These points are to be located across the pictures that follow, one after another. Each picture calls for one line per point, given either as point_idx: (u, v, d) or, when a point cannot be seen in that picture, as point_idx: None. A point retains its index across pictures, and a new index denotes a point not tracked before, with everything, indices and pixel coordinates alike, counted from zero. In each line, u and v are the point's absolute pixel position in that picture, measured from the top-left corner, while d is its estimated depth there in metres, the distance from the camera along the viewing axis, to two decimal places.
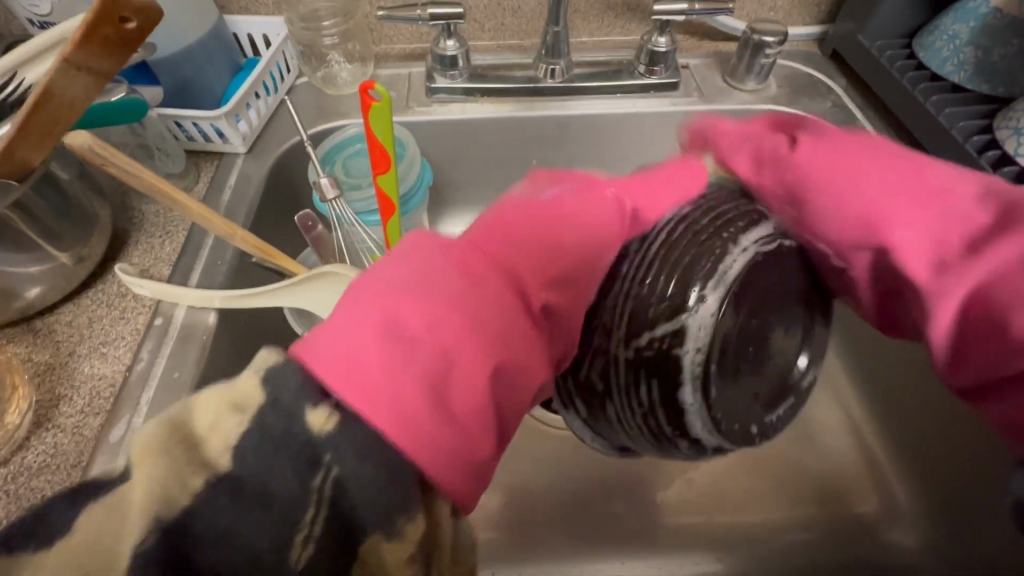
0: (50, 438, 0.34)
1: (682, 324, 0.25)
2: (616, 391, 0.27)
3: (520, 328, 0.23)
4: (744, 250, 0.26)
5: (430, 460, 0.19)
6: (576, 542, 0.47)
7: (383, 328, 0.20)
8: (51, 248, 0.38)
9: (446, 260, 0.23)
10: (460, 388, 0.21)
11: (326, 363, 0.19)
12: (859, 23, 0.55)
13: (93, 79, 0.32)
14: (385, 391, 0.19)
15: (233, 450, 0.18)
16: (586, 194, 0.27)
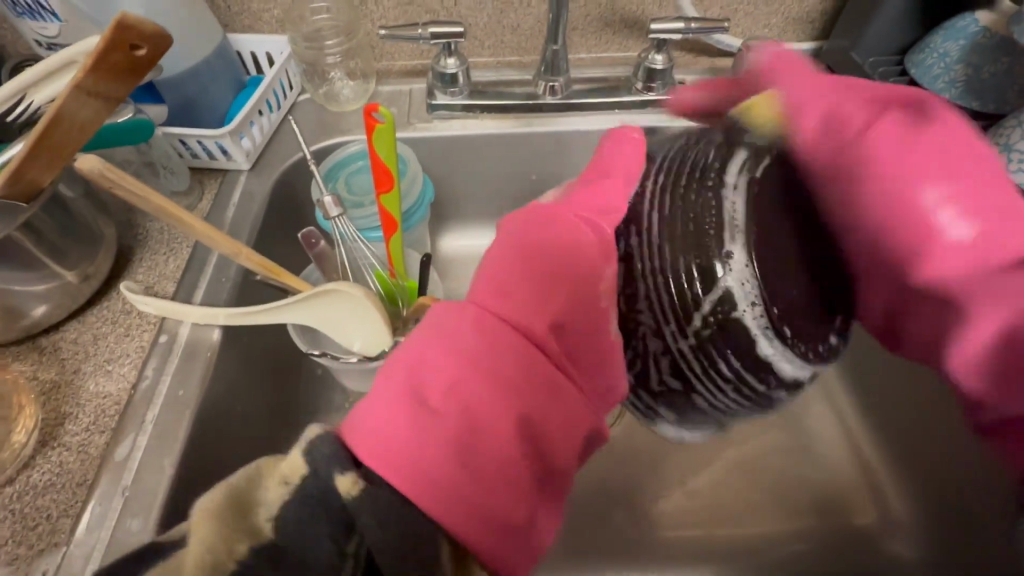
0: (56, 456, 0.35)
1: (722, 289, 0.26)
2: (697, 380, 0.28)
3: (541, 376, 0.25)
4: (736, 189, 0.27)
5: (465, 523, 0.23)
6: (578, 555, 0.48)
7: (412, 405, 0.24)
8: (58, 266, 0.38)
9: (469, 330, 0.25)
10: (490, 457, 0.24)
11: (366, 444, 0.23)
12: (852, 40, 0.57)
13: (103, 103, 0.33)
14: (413, 464, 0.23)
15: (272, 519, 0.23)
16: (550, 223, 0.28)
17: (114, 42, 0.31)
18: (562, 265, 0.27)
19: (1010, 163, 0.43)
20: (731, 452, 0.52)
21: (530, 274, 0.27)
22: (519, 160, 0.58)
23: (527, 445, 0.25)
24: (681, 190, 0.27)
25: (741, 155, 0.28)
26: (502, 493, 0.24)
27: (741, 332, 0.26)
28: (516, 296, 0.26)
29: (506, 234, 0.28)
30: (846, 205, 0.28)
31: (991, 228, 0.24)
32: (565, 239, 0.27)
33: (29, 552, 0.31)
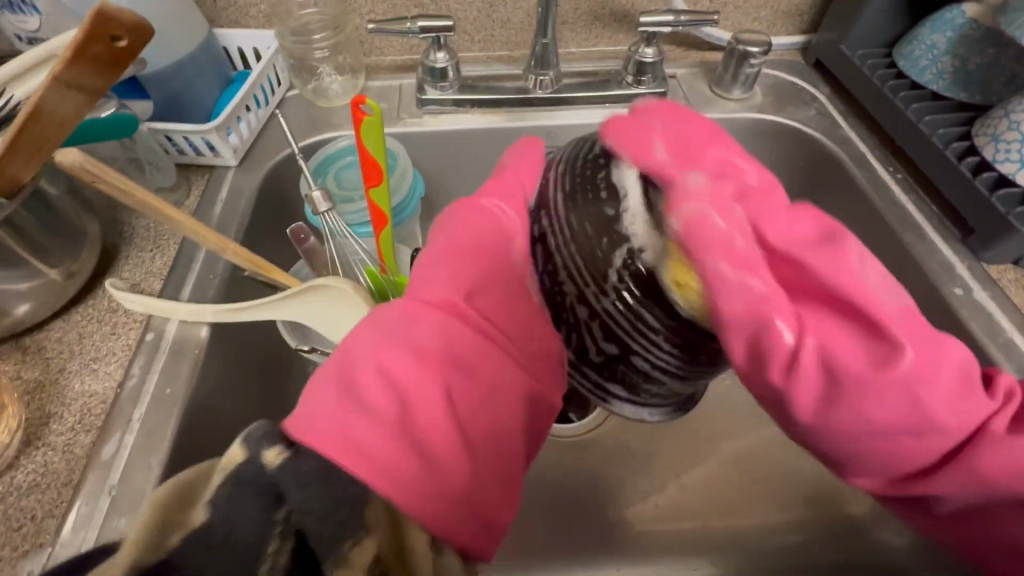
0: (40, 457, 0.34)
1: (626, 239, 0.26)
2: (629, 338, 0.28)
3: (473, 347, 0.29)
4: (621, 158, 0.28)
5: (394, 489, 0.24)
6: (572, 548, 0.48)
7: (343, 387, 0.26)
8: (39, 264, 0.37)
9: (399, 316, 0.29)
10: (424, 424, 0.26)
11: (301, 425, 0.24)
12: (841, 33, 0.57)
13: (85, 97, 0.32)
14: (340, 436, 0.24)
15: (207, 506, 0.21)
16: (469, 220, 0.33)
17: (94, 34, 0.30)
18: (477, 250, 0.31)
19: (997, 153, 0.44)
20: (724, 443, 0.52)
21: (453, 265, 0.31)
22: None
23: (459, 417, 0.27)
24: (576, 171, 0.29)
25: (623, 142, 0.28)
26: (443, 469, 0.25)
27: (653, 280, 0.26)
28: (438, 284, 0.31)
29: (438, 237, 0.34)
30: (836, 360, 0.23)
31: (937, 391, 0.23)
32: (478, 224, 0.32)
33: (13, 554, 0.31)
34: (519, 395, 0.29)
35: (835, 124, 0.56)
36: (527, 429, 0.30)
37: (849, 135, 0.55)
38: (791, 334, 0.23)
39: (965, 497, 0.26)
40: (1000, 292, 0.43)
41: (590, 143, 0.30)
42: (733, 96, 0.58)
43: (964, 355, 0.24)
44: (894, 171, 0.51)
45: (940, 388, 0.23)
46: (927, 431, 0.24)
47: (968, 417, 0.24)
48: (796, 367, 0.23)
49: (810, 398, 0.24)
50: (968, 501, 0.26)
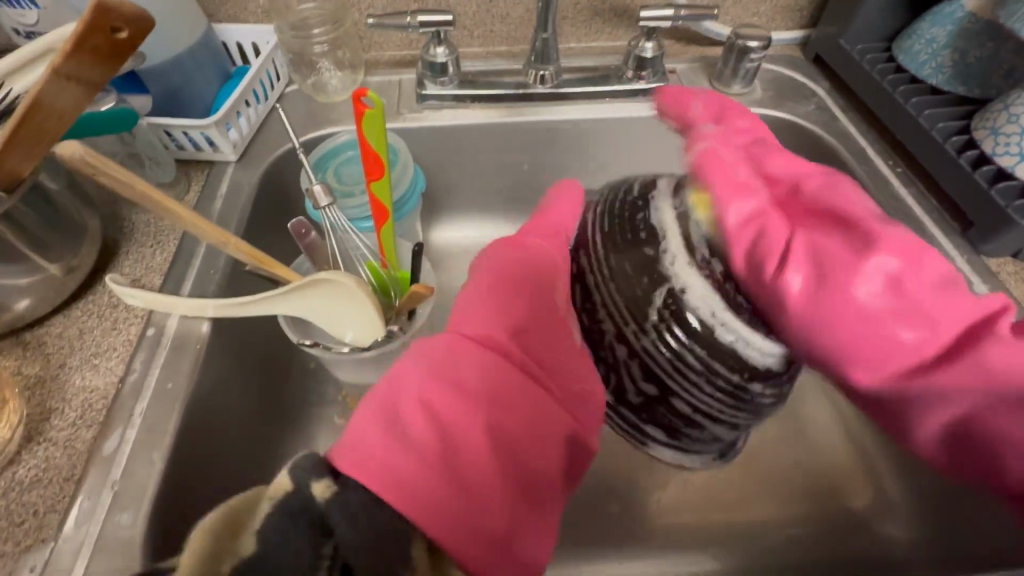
0: (42, 452, 0.34)
1: (672, 290, 0.31)
2: (668, 379, 0.32)
3: (517, 385, 0.28)
4: (660, 209, 0.33)
5: (438, 527, 0.23)
6: (574, 543, 0.48)
7: (387, 419, 0.25)
8: (39, 259, 0.37)
9: (445, 350, 0.28)
10: (470, 462, 0.25)
11: (347, 459, 0.23)
12: (840, 28, 0.57)
13: (85, 89, 0.32)
14: (385, 474, 0.23)
15: (257, 536, 0.21)
16: (511, 251, 0.36)
17: (93, 25, 0.30)
18: (525, 285, 0.34)
19: (997, 146, 0.44)
20: None
21: (496, 298, 0.32)
22: (509, 149, 0.58)
23: (505, 456, 0.26)
24: (619, 238, 0.33)
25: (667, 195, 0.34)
26: (484, 507, 0.25)
27: (689, 326, 0.31)
28: (480, 316, 0.31)
29: (479, 269, 0.35)
30: (832, 273, 0.29)
31: (925, 294, 0.27)
32: (524, 258, 0.35)
33: (15, 549, 0.31)
34: (557, 429, 0.29)
35: (834, 118, 0.56)
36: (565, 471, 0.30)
37: (848, 129, 0.55)
38: (777, 263, 0.30)
39: (975, 404, 0.27)
40: (1000, 285, 0.43)
41: (629, 191, 0.35)
42: (733, 90, 0.58)
43: (948, 270, 0.28)
44: (894, 165, 0.52)
45: (922, 283, 0.27)
46: (921, 333, 0.27)
47: (953, 315, 0.27)
48: (789, 273, 0.29)
49: (817, 311, 0.29)
50: (958, 394, 0.27)
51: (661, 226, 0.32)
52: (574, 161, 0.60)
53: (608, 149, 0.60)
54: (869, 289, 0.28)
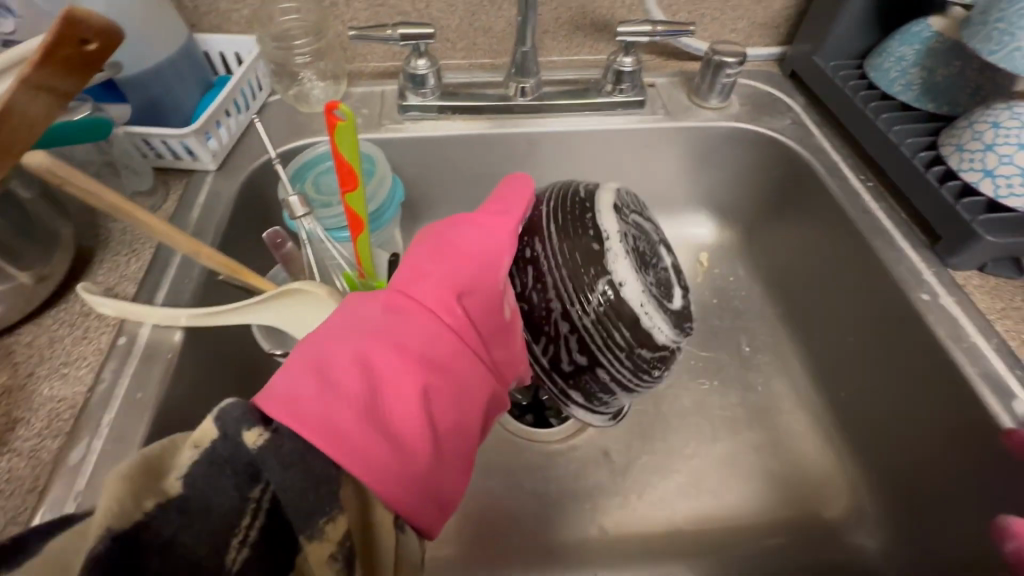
0: (5, 462, 0.34)
1: (610, 275, 0.34)
2: (599, 351, 0.35)
3: (448, 348, 0.30)
4: (606, 214, 0.36)
5: (371, 476, 0.24)
6: (548, 554, 0.48)
7: (317, 372, 0.26)
8: (9, 268, 0.37)
9: (379, 310, 0.30)
10: (398, 414, 0.27)
11: (272, 404, 0.24)
12: (815, 45, 0.58)
13: (53, 98, 0.31)
14: (315, 419, 0.24)
15: (182, 477, 0.22)
16: (457, 225, 0.35)
17: (64, 36, 0.29)
18: (466, 254, 0.33)
19: (961, 162, 0.45)
20: (703, 450, 0.52)
21: (445, 262, 0.32)
22: (492, 161, 0.59)
23: (433, 413, 0.28)
24: (567, 232, 0.36)
25: (612, 192, 0.38)
26: (411, 456, 0.26)
27: (624, 306, 0.34)
28: (429, 279, 0.31)
29: (428, 235, 0.35)
30: None
31: None
32: (468, 231, 0.34)
33: None
34: (482, 393, 0.31)
35: (809, 133, 0.57)
36: (483, 425, 0.32)
37: (823, 144, 0.56)
38: None
39: None
40: (968, 299, 0.44)
41: (577, 188, 0.38)
42: (711, 105, 0.59)
43: None
44: (865, 179, 0.53)
45: None
46: None
47: None
48: None
49: None
50: None
51: (607, 232, 0.35)
52: (554, 173, 0.61)
53: (588, 162, 0.60)
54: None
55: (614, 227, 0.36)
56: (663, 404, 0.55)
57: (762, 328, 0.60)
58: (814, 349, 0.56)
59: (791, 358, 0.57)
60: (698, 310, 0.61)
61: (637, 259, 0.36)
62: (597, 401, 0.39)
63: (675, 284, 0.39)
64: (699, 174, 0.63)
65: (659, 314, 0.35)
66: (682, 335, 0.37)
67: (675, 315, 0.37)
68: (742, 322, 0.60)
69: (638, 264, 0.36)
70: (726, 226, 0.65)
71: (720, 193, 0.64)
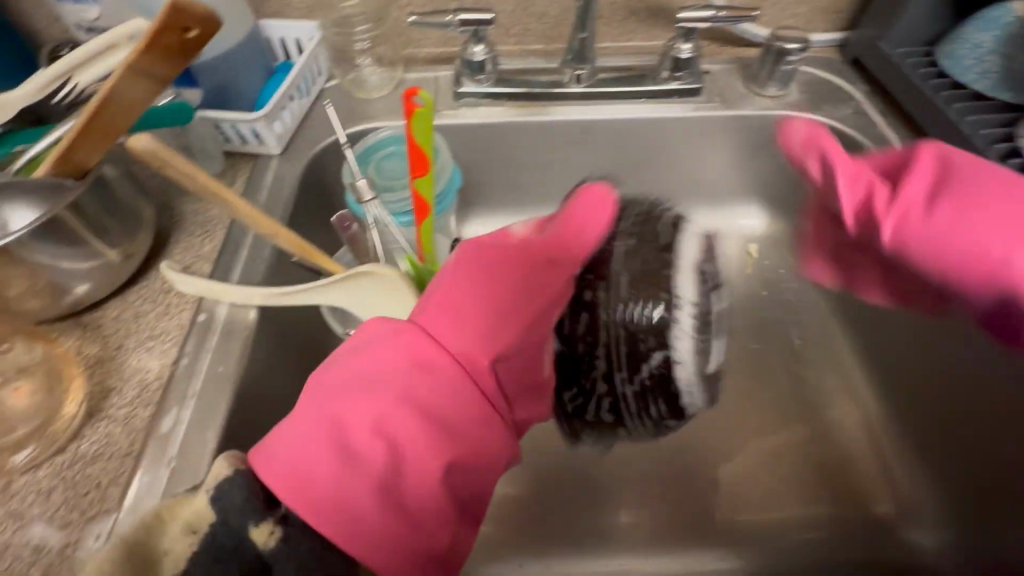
0: (103, 428, 0.36)
1: (668, 352, 0.29)
2: (628, 416, 0.32)
3: (469, 421, 0.29)
4: (682, 271, 0.30)
5: (377, 554, 0.27)
6: (597, 537, 0.49)
7: (336, 439, 0.28)
8: (101, 245, 0.39)
9: (403, 369, 0.29)
10: (413, 493, 0.28)
11: (288, 475, 0.27)
12: (881, 31, 0.56)
13: (152, 83, 0.33)
14: (328, 499, 0.27)
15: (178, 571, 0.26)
16: (499, 270, 0.32)
17: (164, 25, 0.31)
18: (499, 311, 0.31)
19: None
20: (752, 441, 0.52)
21: (483, 322, 0.31)
22: (544, 149, 0.59)
23: (446, 489, 0.29)
24: (634, 284, 0.30)
25: (693, 241, 0.31)
26: (425, 529, 0.28)
27: (671, 382, 0.30)
28: (456, 338, 0.30)
29: (465, 271, 0.32)
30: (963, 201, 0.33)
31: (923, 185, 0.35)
32: (508, 280, 0.32)
33: (80, 518, 0.33)
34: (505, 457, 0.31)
35: (871, 123, 0.56)
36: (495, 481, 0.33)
37: (886, 133, 0.55)
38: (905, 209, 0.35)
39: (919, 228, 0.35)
40: None
41: (654, 227, 0.32)
42: (769, 92, 0.58)
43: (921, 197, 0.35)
44: None
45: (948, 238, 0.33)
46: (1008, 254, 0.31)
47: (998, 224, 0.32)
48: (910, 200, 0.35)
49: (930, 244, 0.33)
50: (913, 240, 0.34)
51: (682, 293, 0.29)
52: (605, 160, 0.61)
53: (641, 150, 0.60)
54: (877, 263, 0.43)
55: (690, 286, 0.30)
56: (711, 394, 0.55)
57: (814, 322, 0.59)
58: (872, 345, 0.55)
59: (843, 353, 0.57)
60: (747, 302, 0.61)
61: (704, 329, 0.30)
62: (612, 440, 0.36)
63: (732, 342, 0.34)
64: (752, 164, 0.62)
65: (702, 392, 0.31)
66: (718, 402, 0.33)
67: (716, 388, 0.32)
68: (792, 316, 0.59)
69: (706, 334, 0.30)
70: (777, 218, 0.64)
71: (773, 184, 0.63)
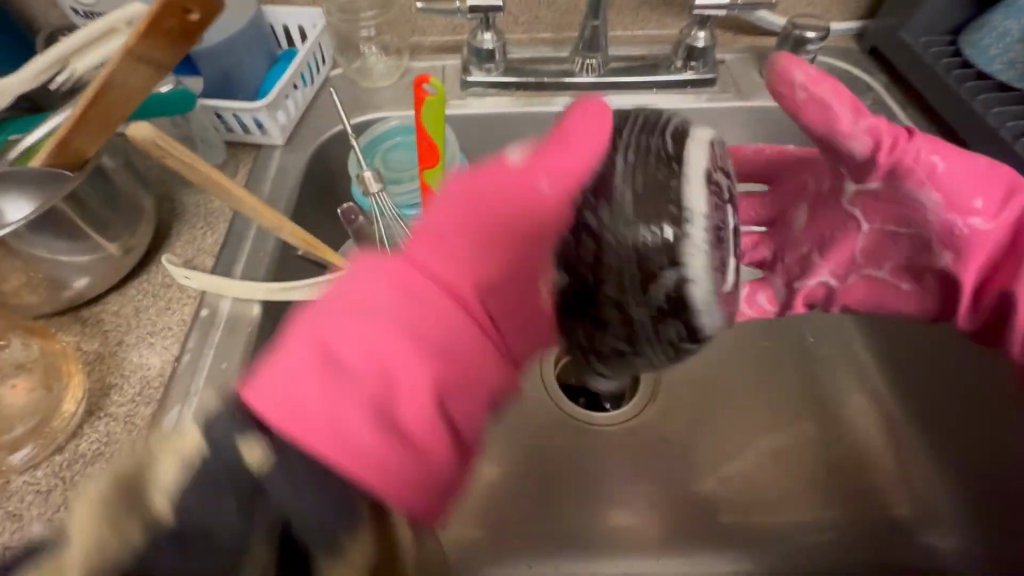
0: (103, 427, 0.35)
1: (682, 261, 0.22)
2: (642, 347, 0.25)
3: (464, 342, 0.28)
4: (692, 174, 0.23)
5: (377, 480, 0.24)
6: (608, 538, 0.47)
7: (322, 360, 0.24)
8: (100, 239, 0.37)
9: (390, 291, 0.26)
10: (407, 414, 0.25)
11: (271, 403, 0.23)
12: (902, 19, 0.55)
13: (154, 70, 0.31)
14: (321, 419, 0.23)
15: (172, 505, 0.21)
16: (488, 180, 0.28)
17: (169, 9, 0.29)
18: (496, 230, 0.28)
19: None
20: (766, 441, 0.51)
21: (482, 243, 0.28)
22: None
23: (443, 410, 0.26)
24: (640, 185, 0.23)
25: (704, 146, 0.25)
26: (424, 455, 0.26)
27: (690, 302, 0.23)
28: (447, 258, 0.28)
29: (456, 190, 0.28)
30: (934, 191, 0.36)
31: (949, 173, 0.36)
32: (504, 193, 0.27)
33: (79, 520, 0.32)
34: (495, 391, 0.30)
35: (891, 114, 0.54)
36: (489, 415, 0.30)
37: (907, 125, 0.53)
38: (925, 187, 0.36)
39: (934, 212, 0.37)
40: None
41: (656, 133, 0.25)
42: None
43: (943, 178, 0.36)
44: None
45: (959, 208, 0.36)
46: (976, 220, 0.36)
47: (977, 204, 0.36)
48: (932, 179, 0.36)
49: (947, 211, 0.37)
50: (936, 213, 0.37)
51: (697, 197, 0.23)
52: None
53: None
54: (842, 246, 0.42)
55: (706, 184, 0.23)
56: (723, 392, 0.54)
57: (829, 320, 0.57)
58: (888, 342, 0.53)
59: (859, 352, 0.55)
60: None
61: (720, 228, 0.23)
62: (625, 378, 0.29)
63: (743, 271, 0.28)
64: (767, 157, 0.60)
65: (725, 310, 0.24)
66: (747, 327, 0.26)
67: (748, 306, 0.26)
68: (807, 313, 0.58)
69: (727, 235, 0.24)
70: None
71: None
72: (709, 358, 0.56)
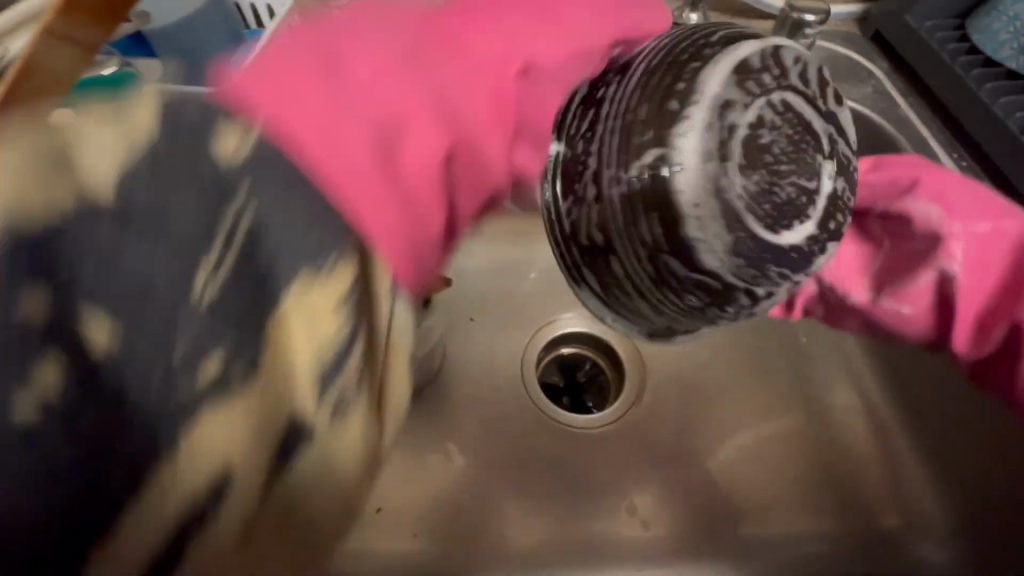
0: None
1: (668, 145, 0.23)
2: (617, 238, 0.24)
3: (483, 106, 0.26)
4: (716, 64, 0.23)
5: (373, 215, 0.23)
6: (588, 546, 0.46)
7: (326, 77, 0.23)
8: None
9: (410, 30, 0.25)
10: (410, 154, 0.24)
11: (253, 86, 0.21)
12: (906, 2, 0.52)
13: (80, 52, 0.26)
14: (317, 123, 0.22)
15: (118, 177, 0.18)
16: None
17: None
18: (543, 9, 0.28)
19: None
20: (754, 445, 0.49)
21: (521, 10, 0.28)
22: None
23: (448, 175, 0.26)
24: (652, 72, 0.24)
25: (763, 46, 0.24)
26: (417, 211, 0.25)
27: (668, 195, 0.23)
28: (485, 25, 0.27)
29: None
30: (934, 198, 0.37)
31: (943, 182, 0.37)
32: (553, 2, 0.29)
33: None
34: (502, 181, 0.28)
35: (892, 104, 0.51)
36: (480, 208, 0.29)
37: (908, 116, 0.50)
38: (921, 195, 0.37)
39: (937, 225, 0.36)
40: None
41: (710, 31, 0.25)
42: None
43: (934, 187, 0.37)
44: (957, 158, 0.47)
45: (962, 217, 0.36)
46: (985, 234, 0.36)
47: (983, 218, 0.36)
48: (922, 188, 0.37)
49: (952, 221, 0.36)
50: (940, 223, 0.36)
51: (717, 88, 0.23)
52: None
53: None
54: (853, 262, 0.38)
55: (737, 86, 0.23)
56: (710, 393, 0.52)
57: None
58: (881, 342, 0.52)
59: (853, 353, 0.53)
60: None
61: (738, 139, 0.23)
62: (624, 313, 0.27)
63: (813, 216, 0.25)
64: None
65: (716, 232, 0.23)
66: (759, 280, 0.24)
67: (769, 261, 0.24)
68: None
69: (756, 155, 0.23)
70: None
71: None
72: (699, 358, 0.53)
